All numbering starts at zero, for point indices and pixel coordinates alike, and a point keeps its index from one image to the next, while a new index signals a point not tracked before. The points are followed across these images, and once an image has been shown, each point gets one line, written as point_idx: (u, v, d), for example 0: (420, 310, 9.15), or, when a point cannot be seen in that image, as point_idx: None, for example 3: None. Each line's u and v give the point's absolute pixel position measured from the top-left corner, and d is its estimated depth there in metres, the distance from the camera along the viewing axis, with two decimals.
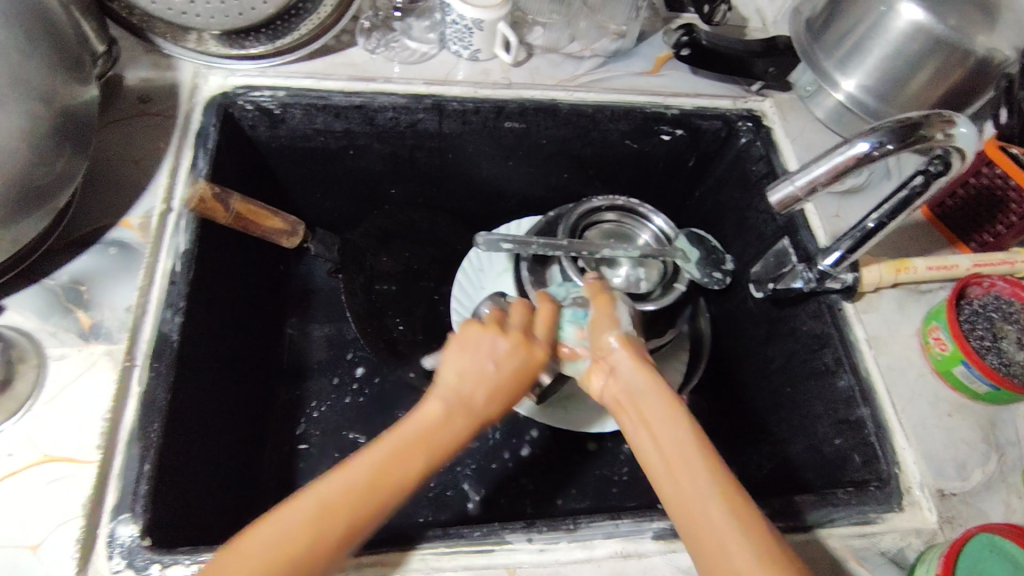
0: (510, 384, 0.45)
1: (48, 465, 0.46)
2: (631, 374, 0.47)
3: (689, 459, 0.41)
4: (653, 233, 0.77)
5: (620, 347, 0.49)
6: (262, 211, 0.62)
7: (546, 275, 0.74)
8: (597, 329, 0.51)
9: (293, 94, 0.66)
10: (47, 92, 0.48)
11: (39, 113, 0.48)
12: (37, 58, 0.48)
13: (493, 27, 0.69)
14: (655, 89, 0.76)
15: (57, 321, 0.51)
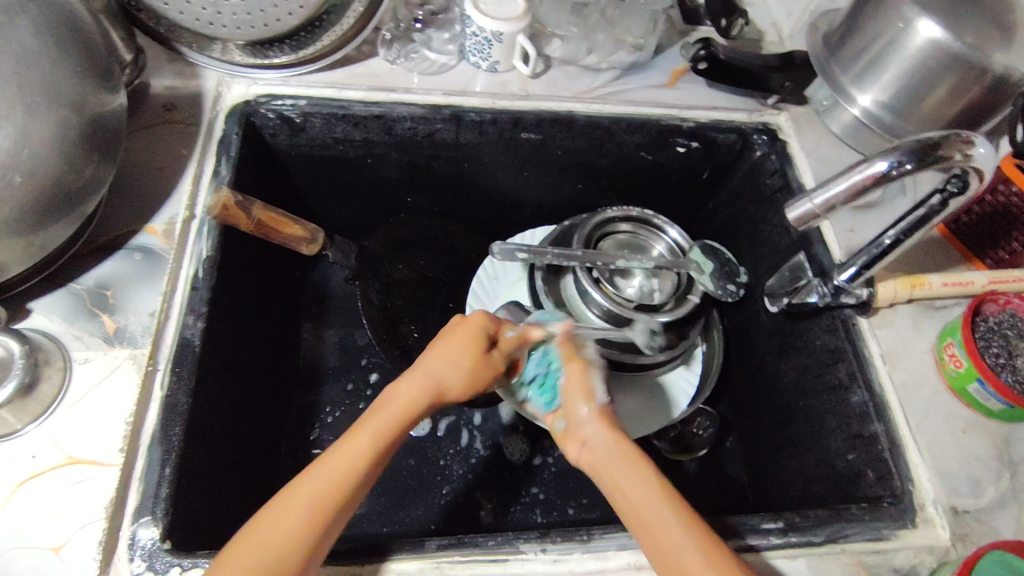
0: (483, 361, 0.53)
1: (71, 467, 0.46)
2: (605, 444, 0.49)
3: (658, 510, 0.44)
4: (667, 244, 0.78)
5: (592, 418, 0.52)
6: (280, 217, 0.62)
7: (561, 285, 0.75)
8: (568, 399, 0.54)
9: (314, 103, 0.67)
10: (77, 99, 0.49)
11: (70, 119, 0.48)
12: (67, 66, 0.48)
13: (512, 39, 0.70)
14: (671, 102, 0.76)
15: (82, 325, 0.52)
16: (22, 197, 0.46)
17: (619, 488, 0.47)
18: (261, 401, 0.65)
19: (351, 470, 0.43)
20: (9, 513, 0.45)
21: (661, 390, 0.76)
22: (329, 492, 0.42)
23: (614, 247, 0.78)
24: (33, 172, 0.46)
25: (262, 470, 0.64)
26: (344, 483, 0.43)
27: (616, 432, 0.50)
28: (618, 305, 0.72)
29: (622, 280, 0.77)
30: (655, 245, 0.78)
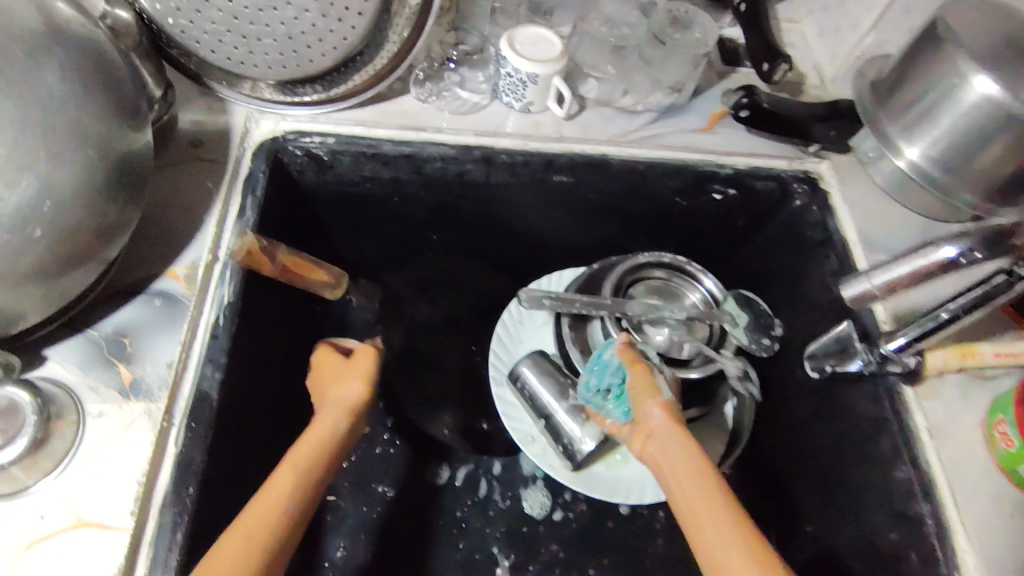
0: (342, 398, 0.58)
1: (81, 530, 0.45)
2: (666, 433, 0.55)
3: (715, 514, 0.47)
4: (701, 294, 0.75)
5: (659, 413, 0.56)
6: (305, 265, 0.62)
7: (588, 331, 0.73)
8: (637, 399, 0.58)
9: (343, 141, 0.66)
10: (105, 142, 0.47)
11: (96, 163, 0.46)
12: (95, 108, 0.46)
13: (548, 81, 0.68)
14: (709, 147, 0.74)
15: (98, 376, 0.50)
16: (44, 248, 0.44)
17: (680, 484, 0.51)
18: (278, 447, 0.63)
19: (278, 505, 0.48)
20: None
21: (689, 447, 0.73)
22: (257, 523, 0.46)
23: (647, 294, 0.76)
24: (54, 223, 0.44)
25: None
26: (274, 522, 0.47)
27: (682, 430, 0.54)
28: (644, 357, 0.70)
29: (651, 328, 0.73)
30: (690, 294, 0.76)
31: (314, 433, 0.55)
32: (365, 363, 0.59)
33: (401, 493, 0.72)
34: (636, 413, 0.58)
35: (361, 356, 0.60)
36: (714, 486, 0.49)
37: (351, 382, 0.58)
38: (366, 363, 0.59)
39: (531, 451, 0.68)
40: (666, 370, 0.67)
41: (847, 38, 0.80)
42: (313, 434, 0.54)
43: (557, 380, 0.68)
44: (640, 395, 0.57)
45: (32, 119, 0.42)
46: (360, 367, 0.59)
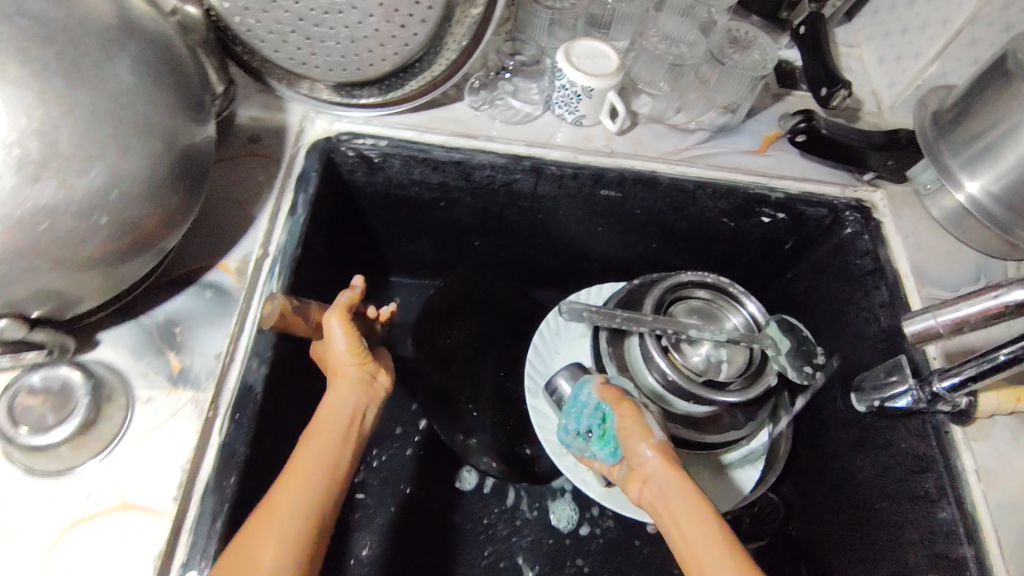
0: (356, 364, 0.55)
1: (124, 513, 0.46)
2: (663, 477, 0.55)
3: (722, 564, 0.48)
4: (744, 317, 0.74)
5: (654, 457, 0.57)
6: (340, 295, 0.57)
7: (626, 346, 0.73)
8: (629, 441, 0.58)
9: (395, 145, 0.66)
10: (170, 134, 0.48)
11: (160, 155, 0.47)
12: (163, 101, 0.47)
13: (602, 95, 0.68)
14: (760, 170, 0.73)
15: (149, 362, 0.51)
16: (109, 235, 0.45)
17: (679, 528, 0.52)
18: None
19: (309, 492, 0.45)
20: (64, 557, 0.44)
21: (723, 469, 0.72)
22: (286, 516, 0.44)
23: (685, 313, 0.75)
24: (119, 212, 0.45)
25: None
26: (302, 512, 0.44)
27: (677, 472, 0.55)
28: (683, 378, 0.69)
29: (689, 347, 0.73)
30: (731, 317, 0.75)
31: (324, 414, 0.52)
32: (335, 320, 0.55)
33: (428, 495, 0.72)
34: (630, 456, 0.58)
35: (328, 319, 0.55)
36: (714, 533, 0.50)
37: (337, 342, 0.55)
38: (340, 320, 0.55)
39: (565, 463, 0.68)
40: (706, 390, 0.68)
41: (908, 66, 0.79)
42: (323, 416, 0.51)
43: None
44: (633, 438, 0.58)
45: (105, 109, 0.43)
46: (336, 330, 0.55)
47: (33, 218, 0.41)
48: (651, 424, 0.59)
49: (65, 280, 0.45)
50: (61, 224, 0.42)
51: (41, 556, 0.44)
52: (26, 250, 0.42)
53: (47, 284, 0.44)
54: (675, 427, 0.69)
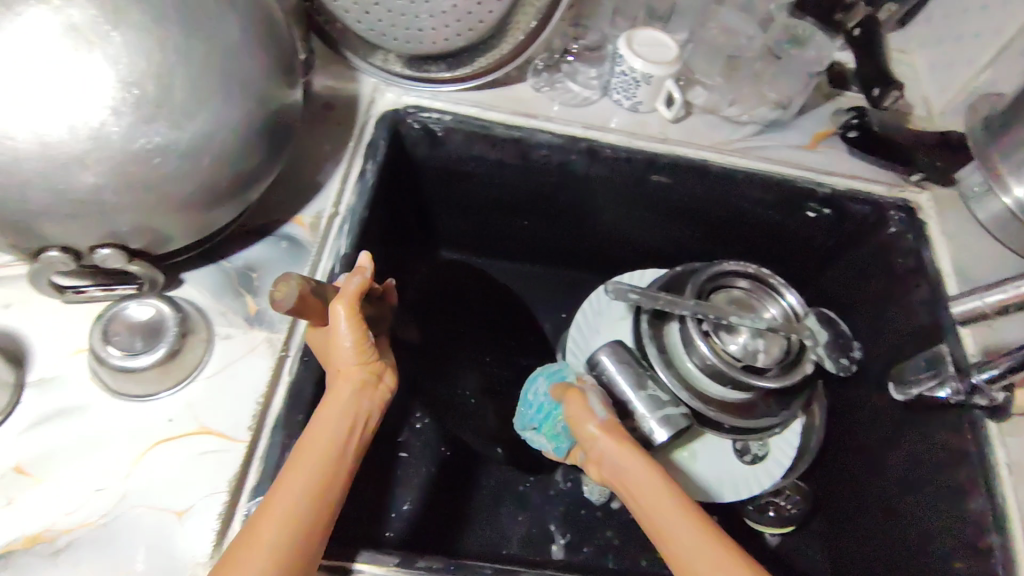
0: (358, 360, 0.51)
1: (202, 436, 0.49)
2: (614, 455, 0.58)
3: (680, 528, 0.51)
4: (783, 307, 0.75)
5: (601, 437, 0.60)
6: (348, 278, 0.51)
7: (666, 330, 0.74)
8: (578, 426, 0.62)
9: (458, 120, 0.69)
10: (264, 90, 0.51)
11: (254, 108, 0.50)
12: (259, 58, 0.50)
13: (660, 83, 0.70)
14: (809, 165, 0.75)
15: (228, 302, 0.55)
16: (207, 178, 0.49)
17: (637, 498, 0.55)
18: None
19: (298, 527, 0.42)
20: (147, 472, 0.47)
21: (753, 453, 0.74)
22: (273, 530, 0.42)
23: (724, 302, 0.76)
24: (218, 156, 0.48)
25: (371, 466, 0.66)
26: (291, 525, 0.42)
27: (626, 447, 0.58)
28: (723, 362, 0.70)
29: (727, 335, 0.74)
30: (770, 307, 0.75)
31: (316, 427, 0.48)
32: (343, 313, 0.50)
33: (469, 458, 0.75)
34: (582, 441, 0.61)
35: (335, 312, 0.50)
36: (671, 498, 0.53)
37: (344, 337, 0.51)
38: (348, 315, 0.50)
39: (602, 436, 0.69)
40: (745, 374, 0.68)
41: (960, 73, 0.80)
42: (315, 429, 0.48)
43: (635, 370, 0.70)
44: (582, 423, 0.61)
45: (214, 61, 0.47)
46: (341, 325, 0.50)
47: (146, 154, 0.45)
48: (594, 404, 0.63)
49: (165, 217, 0.48)
50: (168, 162, 0.46)
51: (124, 471, 0.47)
52: (137, 184, 0.45)
53: (149, 219, 0.48)
54: (710, 408, 0.71)
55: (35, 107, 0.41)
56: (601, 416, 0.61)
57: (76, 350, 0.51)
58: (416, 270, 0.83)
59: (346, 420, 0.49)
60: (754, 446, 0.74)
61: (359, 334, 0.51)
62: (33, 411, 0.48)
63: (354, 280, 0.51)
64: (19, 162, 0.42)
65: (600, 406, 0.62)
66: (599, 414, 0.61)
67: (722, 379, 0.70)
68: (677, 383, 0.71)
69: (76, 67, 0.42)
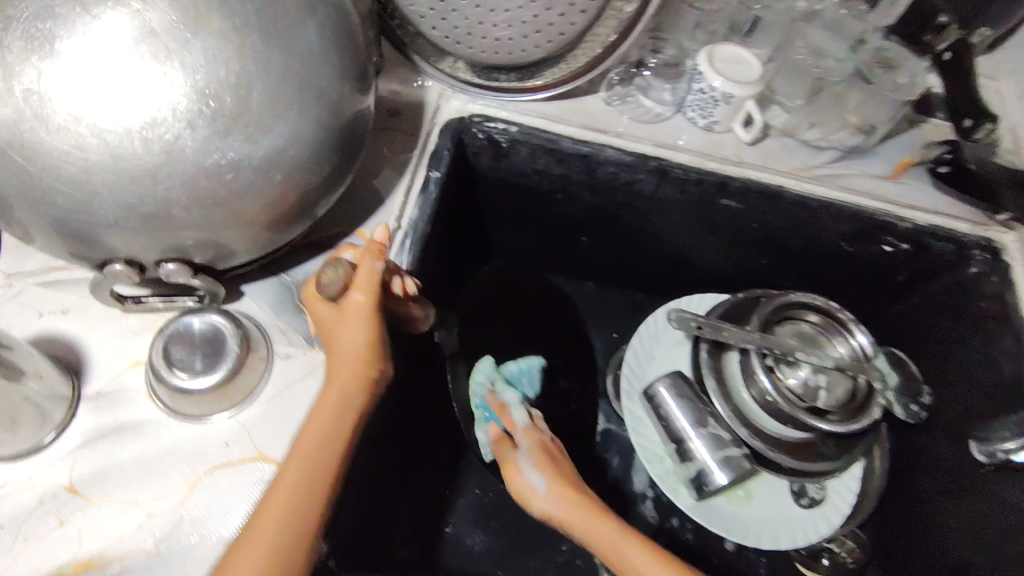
0: (364, 349, 0.47)
1: (259, 464, 0.47)
2: (532, 465, 0.55)
3: (603, 529, 0.51)
4: (851, 345, 0.71)
5: (518, 445, 0.58)
6: (366, 255, 0.46)
7: (724, 361, 0.68)
8: (501, 443, 0.59)
9: (525, 132, 0.66)
10: (338, 97, 0.48)
11: (328, 117, 0.47)
12: (335, 64, 0.47)
13: (740, 103, 0.66)
14: (890, 197, 0.70)
15: (288, 320, 0.52)
16: (277, 193, 0.46)
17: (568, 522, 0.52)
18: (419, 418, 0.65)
19: (286, 549, 0.42)
20: (202, 500, 0.45)
21: (811, 496, 0.71)
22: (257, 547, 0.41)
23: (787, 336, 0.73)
24: (290, 172, 0.46)
25: (418, 486, 0.65)
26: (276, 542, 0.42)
27: (543, 461, 0.56)
28: (785, 401, 0.63)
29: (785, 368, 0.71)
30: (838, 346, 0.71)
31: (310, 431, 0.45)
32: (361, 303, 0.46)
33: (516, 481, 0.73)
34: (501, 457, 0.58)
35: (352, 302, 0.46)
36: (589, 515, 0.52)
37: (355, 332, 0.46)
38: (363, 309, 0.46)
39: (656, 472, 0.68)
40: (804, 414, 0.62)
41: None
42: (309, 435, 0.45)
43: (695, 406, 0.68)
44: (516, 434, 0.59)
45: (293, 70, 0.44)
46: (353, 317, 0.46)
47: (218, 168, 0.42)
48: (527, 476, 0.55)
49: (232, 232, 0.46)
50: (240, 178, 0.43)
51: (179, 496, 0.45)
52: (206, 199, 0.43)
53: (216, 234, 0.45)
54: (768, 448, 0.65)
55: (108, 117, 0.39)
56: (542, 493, 0.54)
57: (132, 363, 0.49)
58: (469, 276, 0.78)
59: (343, 424, 0.46)
60: (812, 489, 0.71)
61: (371, 331, 0.47)
62: (88, 426, 0.47)
63: (377, 264, 0.46)
64: (88, 175, 0.39)
65: (535, 479, 0.54)
66: (537, 490, 0.54)
67: (780, 419, 0.64)
68: (735, 419, 0.66)
69: (152, 76, 0.39)
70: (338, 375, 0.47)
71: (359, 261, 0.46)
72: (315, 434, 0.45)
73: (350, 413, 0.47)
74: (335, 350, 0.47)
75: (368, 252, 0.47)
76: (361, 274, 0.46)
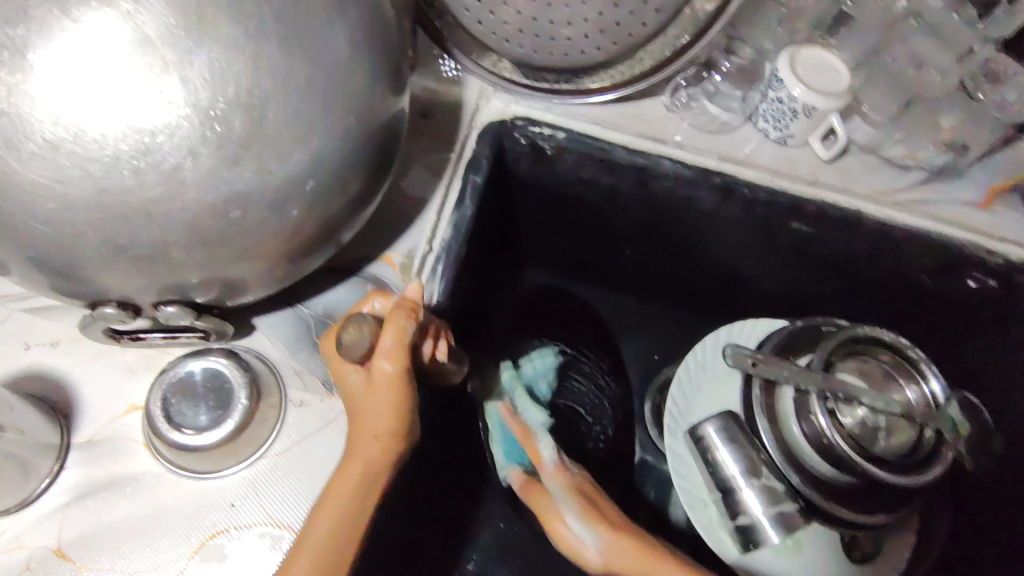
0: (391, 420, 0.40)
1: (268, 529, 0.43)
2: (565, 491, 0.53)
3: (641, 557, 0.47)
4: (922, 393, 0.57)
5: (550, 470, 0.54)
6: (396, 313, 0.40)
7: (779, 395, 0.60)
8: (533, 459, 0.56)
9: (574, 138, 0.58)
10: (368, 108, 0.40)
11: (356, 135, 0.40)
12: (365, 70, 0.39)
13: (823, 116, 0.58)
14: (977, 228, 0.60)
15: (303, 359, 0.47)
16: (294, 228, 0.39)
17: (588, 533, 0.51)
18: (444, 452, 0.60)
19: None
20: (203, 572, 0.41)
21: (862, 549, 0.61)
22: None
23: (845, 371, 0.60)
24: (309, 204, 0.39)
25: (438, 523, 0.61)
26: None
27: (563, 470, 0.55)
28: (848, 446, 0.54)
29: (844, 407, 0.58)
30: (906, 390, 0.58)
31: (330, 511, 0.40)
32: (390, 371, 0.40)
33: None
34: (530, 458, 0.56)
35: (379, 370, 0.40)
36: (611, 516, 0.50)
37: (383, 400, 0.40)
38: (392, 379, 0.40)
39: (698, 519, 0.62)
40: (864, 463, 0.53)
41: None
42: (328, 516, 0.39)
43: (749, 454, 0.60)
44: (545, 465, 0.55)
45: (316, 83, 0.36)
46: (381, 389, 0.40)
47: (224, 205, 0.35)
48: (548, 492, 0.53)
49: (242, 271, 0.40)
50: (251, 215, 0.36)
51: (180, 564, 0.42)
52: (211, 239, 0.36)
53: (222, 273, 0.39)
54: (822, 499, 0.57)
55: (94, 146, 0.32)
56: (548, 462, 0.55)
57: (128, 406, 0.44)
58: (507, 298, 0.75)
59: (366, 503, 0.41)
60: (864, 541, 0.61)
61: (403, 400, 0.40)
62: (77, 480, 0.43)
63: (409, 324, 0.40)
64: (71, 212, 0.33)
65: (548, 452, 0.56)
66: (545, 458, 0.55)
67: (837, 465, 0.56)
68: (787, 464, 0.58)
69: (145, 96, 0.32)
70: (362, 445, 0.41)
71: (387, 321, 0.40)
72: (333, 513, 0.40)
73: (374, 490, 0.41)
74: (359, 416, 0.41)
75: (397, 310, 0.41)
76: (388, 337, 0.40)
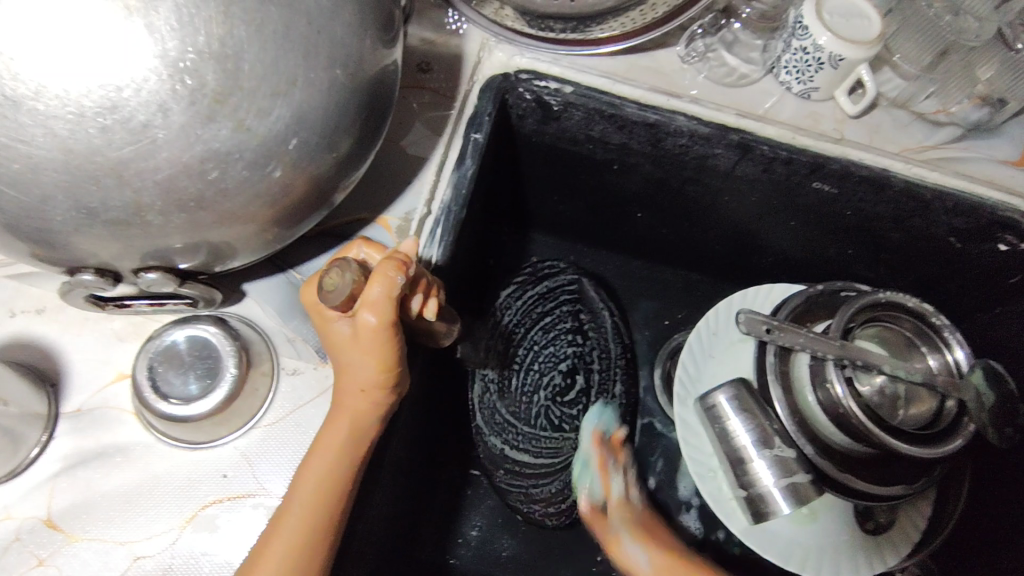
0: (375, 370, 0.38)
1: (257, 498, 0.44)
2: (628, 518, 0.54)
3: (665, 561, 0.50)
4: (945, 360, 0.54)
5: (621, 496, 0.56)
6: (385, 265, 0.37)
7: (792, 362, 0.57)
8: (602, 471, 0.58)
9: (582, 93, 0.54)
10: (355, 59, 0.37)
11: (346, 89, 0.37)
12: (349, 18, 0.36)
13: (851, 67, 0.53)
14: (1017, 188, 0.56)
15: (296, 327, 0.48)
16: (279, 189, 0.37)
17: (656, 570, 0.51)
18: (435, 420, 0.60)
19: None
20: (194, 539, 0.43)
21: (877, 520, 0.59)
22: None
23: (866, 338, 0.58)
24: (293, 164, 0.36)
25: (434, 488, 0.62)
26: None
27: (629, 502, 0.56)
28: (865, 413, 0.51)
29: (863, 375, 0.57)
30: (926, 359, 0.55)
31: (317, 463, 0.38)
32: (371, 326, 0.37)
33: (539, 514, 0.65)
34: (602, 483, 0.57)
35: (361, 322, 0.37)
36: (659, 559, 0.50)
37: (365, 354, 0.38)
38: (377, 330, 0.37)
39: (707, 489, 0.59)
40: (878, 431, 0.50)
41: None
42: (316, 466, 0.38)
43: (762, 423, 0.56)
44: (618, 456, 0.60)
45: (295, 32, 0.34)
46: (364, 339, 0.37)
47: (199, 165, 0.33)
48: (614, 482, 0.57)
49: (225, 235, 0.37)
50: (230, 175, 0.34)
51: (169, 535, 0.43)
52: (188, 203, 0.34)
53: (207, 237, 0.37)
54: (835, 469, 0.54)
55: (57, 103, 0.30)
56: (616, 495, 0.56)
57: (116, 375, 0.46)
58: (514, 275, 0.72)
59: (358, 451, 0.39)
60: (879, 512, 0.59)
61: (388, 356, 0.38)
62: (68, 448, 0.44)
63: (398, 278, 0.37)
64: (37, 174, 0.31)
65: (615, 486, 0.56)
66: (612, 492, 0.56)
67: (850, 434, 0.53)
68: (799, 433, 0.55)
69: (109, 46, 0.30)
70: (348, 395, 0.39)
71: (376, 271, 0.36)
72: (319, 463, 0.38)
73: (363, 441, 0.40)
74: (342, 372, 0.39)
75: (386, 261, 0.37)
76: (376, 287, 0.36)
